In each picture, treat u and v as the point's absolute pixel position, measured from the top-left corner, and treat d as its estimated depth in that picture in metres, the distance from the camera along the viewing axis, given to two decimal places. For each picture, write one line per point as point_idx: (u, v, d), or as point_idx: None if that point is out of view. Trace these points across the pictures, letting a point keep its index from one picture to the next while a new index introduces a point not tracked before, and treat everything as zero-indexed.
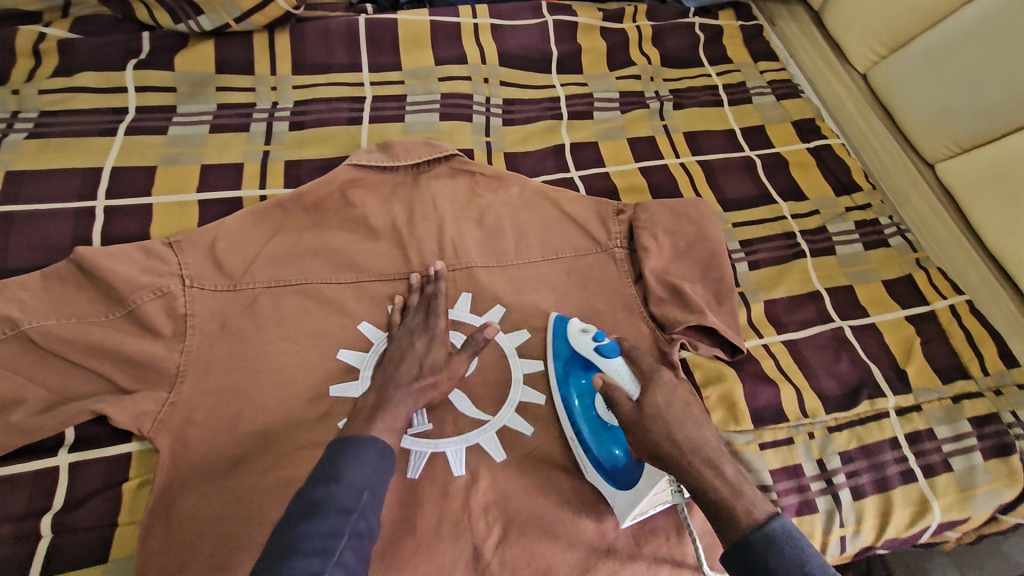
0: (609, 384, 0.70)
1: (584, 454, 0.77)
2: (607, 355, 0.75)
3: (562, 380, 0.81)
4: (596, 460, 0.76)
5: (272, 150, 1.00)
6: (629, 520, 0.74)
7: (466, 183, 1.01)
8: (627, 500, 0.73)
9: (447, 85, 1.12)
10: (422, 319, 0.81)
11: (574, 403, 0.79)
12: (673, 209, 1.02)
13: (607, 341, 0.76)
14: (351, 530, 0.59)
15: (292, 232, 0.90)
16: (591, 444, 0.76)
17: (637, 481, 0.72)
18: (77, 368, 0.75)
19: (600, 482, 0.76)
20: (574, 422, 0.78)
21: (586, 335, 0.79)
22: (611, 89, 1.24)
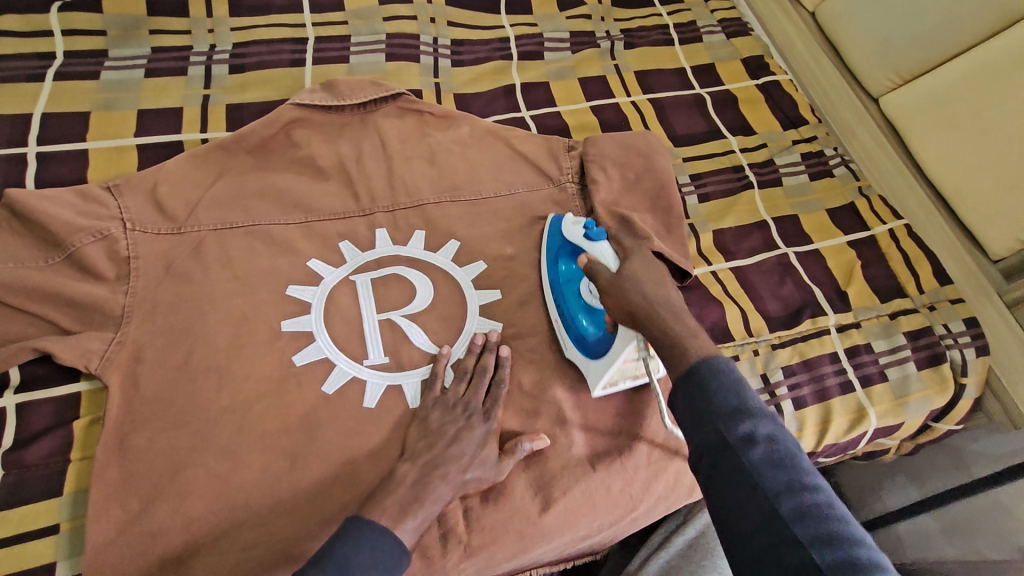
0: (593, 262, 0.73)
1: (563, 327, 0.83)
2: (593, 240, 0.77)
3: (555, 270, 0.86)
4: (571, 330, 0.82)
5: (212, 94, 0.97)
6: (600, 390, 0.79)
7: (415, 123, 1.00)
8: (597, 369, 0.78)
9: (393, 25, 1.10)
10: (467, 399, 0.75)
11: (564, 297, 0.84)
12: (623, 142, 1.04)
13: (595, 229, 0.78)
14: None
15: (237, 175, 0.89)
16: (569, 314, 0.82)
17: (606, 349, 0.77)
18: (17, 314, 0.74)
19: (577, 355, 0.82)
20: (562, 319, 0.83)
21: (577, 225, 0.82)
22: (561, 29, 1.23)
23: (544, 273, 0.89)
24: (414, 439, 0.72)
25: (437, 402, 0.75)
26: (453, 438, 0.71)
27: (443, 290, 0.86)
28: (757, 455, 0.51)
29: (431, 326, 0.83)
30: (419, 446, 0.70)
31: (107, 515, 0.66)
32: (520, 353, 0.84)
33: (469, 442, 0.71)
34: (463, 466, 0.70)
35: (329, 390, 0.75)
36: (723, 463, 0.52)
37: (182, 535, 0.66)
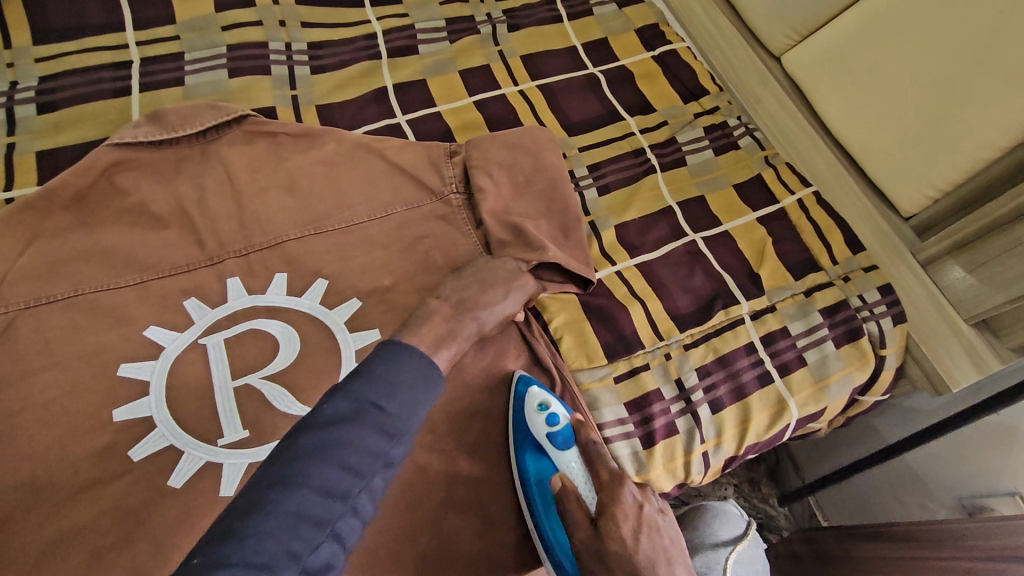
0: (565, 488, 0.64)
1: (545, 552, 0.69)
2: (558, 446, 0.71)
3: (521, 466, 0.73)
4: (556, 560, 0.68)
5: (18, 141, 0.83)
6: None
7: (266, 146, 0.88)
8: None
9: (235, 35, 0.96)
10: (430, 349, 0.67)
11: (534, 489, 0.71)
12: (508, 141, 0.94)
13: (561, 428, 0.72)
14: (386, 425, 0.54)
15: (52, 238, 0.76)
16: (552, 542, 0.68)
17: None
18: None
19: None
20: (533, 513, 0.70)
21: (541, 415, 0.72)
22: (434, 17, 1.11)
23: (508, 469, 0.74)
24: None
25: None
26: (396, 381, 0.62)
27: (313, 339, 0.76)
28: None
29: (299, 384, 0.73)
30: None
31: None
32: None
33: None
34: None
35: (178, 483, 0.65)
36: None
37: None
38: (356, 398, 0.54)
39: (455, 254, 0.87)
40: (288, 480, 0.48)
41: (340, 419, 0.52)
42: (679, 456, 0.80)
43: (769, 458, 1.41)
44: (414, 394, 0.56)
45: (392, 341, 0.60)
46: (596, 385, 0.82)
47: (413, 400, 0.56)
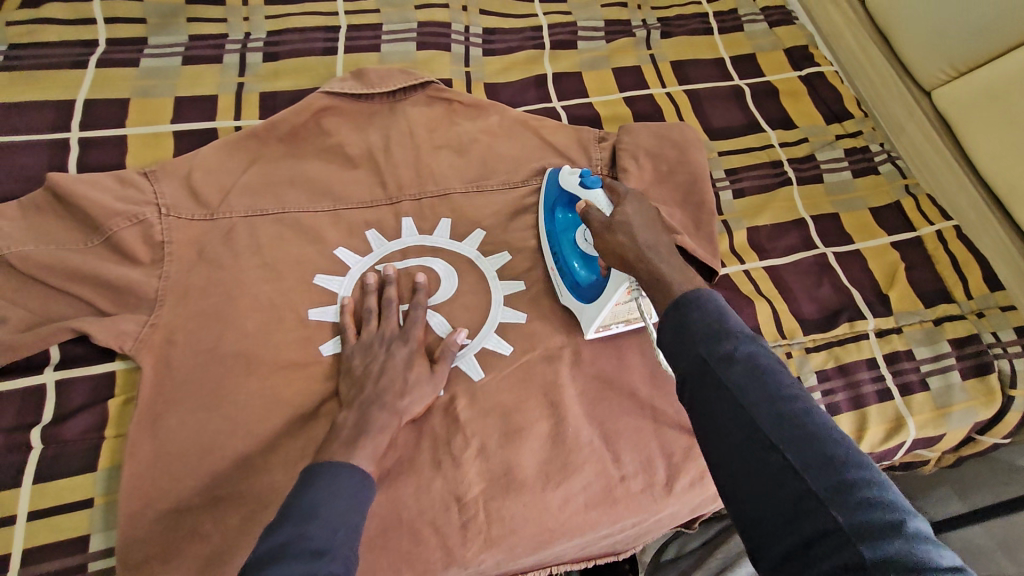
0: (588, 207, 0.71)
1: (560, 277, 0.83)
2: (587, 187, 0.76)
3: (553, 216, 0.86)
4: (566, 281, 0.82)
5: (246, 82, 0.98)
6: (593, 332, 0.80)
7: (443, 111, 0.99)
8: (589, 313, 0.78)
9: (425, 13, 1.09)
10: (397, 327, 0.76)
11: (559, 233, 0.84)
12: (657, 132, 1.00)
13: (590, 176, 0.77)
14: (318, 546, 0.53)
15: (268, 161, 0.91)
16: (565, 264, 0.82)
17: (597, 295, 0.77)
18: (58, 294, 0.76)
19: (572, 301, 0.82)
20: (556, 251, 0.84)
21: (573, 174, 0.81)
22: (595, 17, 1.20)
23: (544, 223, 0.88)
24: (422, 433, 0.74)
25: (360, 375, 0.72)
26: (381, 370, 0.72)
27: (468, 281, 0.86)
28: (771, 429, 0.46)
29: (454, 317, 0.82)
30: (352, 390, 0.71)
31: (140, 491, 0.66)
32: (545, 345, 0.82)
33: (397, 368, 0.72)
34: (400, 391, 0.71)
35: None
36: (709, 394, 0.49)
37: (220, 519, 0.67)
38: (280, 533, 0.53)
39: None
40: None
41: (271, 550, 0.52)
42: None
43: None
44: (354, 517, 0.57)
45: (318, 463, 0.61)
46: None
47: (350, 518, 0.57)
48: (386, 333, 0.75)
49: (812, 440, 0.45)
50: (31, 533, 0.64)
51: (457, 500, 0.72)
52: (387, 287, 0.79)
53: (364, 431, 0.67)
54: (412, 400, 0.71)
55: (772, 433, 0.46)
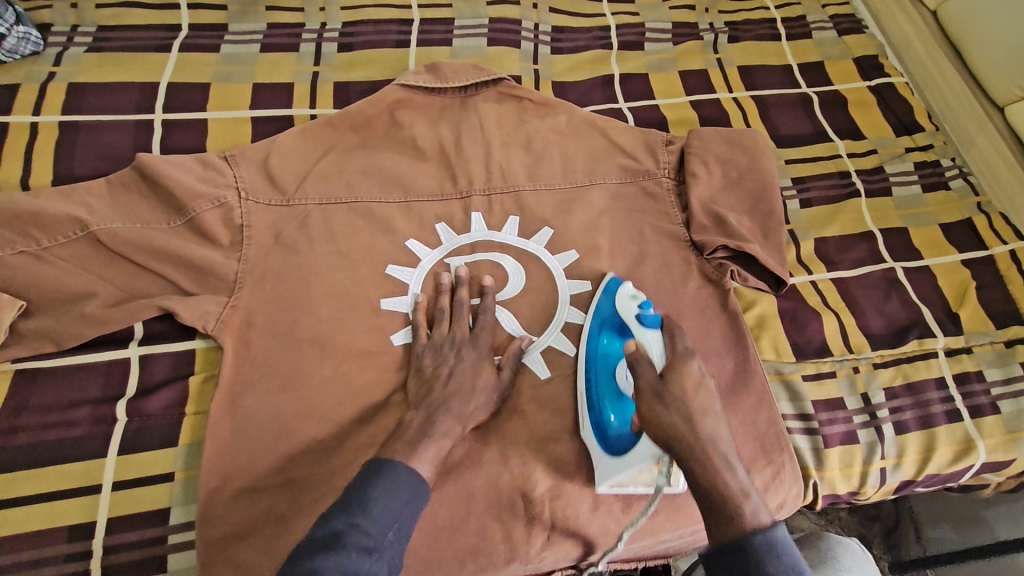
0: (640, 351, 0.66)
1: (586, 411, 0.74)
2: (645, 325, 0.73)
3: (594, 335, 0.79)
4: (595, 408, 0.74)
5: (321, 71, 1.00)
6: (606, 487, 0.71)
7: (513, 108, 0.99)
8: (610, 466, 0.70)
9: (496, 9, 1.09)
10: (465, 332, 0.77)
11: (597, 358, 0.77)
12: (728, 138, 0.99)
13: (650, 312, 0.74)
14: (366, 543, 0.55)
15: (342, 151, 0.92)
16: (595, 399, 0.74)
17: (628, 451, 0.69)
18: (141, 271, 0.77)
19: (593, 439, 0.73)
20: (589, 375, 0.76)
21: (633, 300, 0.77)
22: (663, 20, 1.19)
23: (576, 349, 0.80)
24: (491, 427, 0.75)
25: (428, 377, 0.73)
26: (449, 374, 0.72)
27: (536, 279, 0.86)
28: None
29: (522, 314, 0.83)
30: (420, 391, 0.72)
31: (220, 469, 0.68)
32: None
33: (465, 374, 0.73)
34: (467, 398, 0.72)
35: None
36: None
37: (295, 501, 0.68)
38: (334, 523, 0.56)
39: (661, 232, 0.93)
40: (310, 569, 0.51)
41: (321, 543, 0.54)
42: (856, 464, 0.81)
43: (888, 518, 1.04)
44: (404, 519, 0.58)
45: (379, 459, 0.62)
46: (790, 379, 0.86)
47: (400, 520, 0.58)
48: (456, 337, 0.76)
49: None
50: (115, 504, 0.65)
51: (524, 496, 0.72)
52: (458, 291, 0.80)
53: (438, 423, 0.68)
54: (481, 403, 0.72)
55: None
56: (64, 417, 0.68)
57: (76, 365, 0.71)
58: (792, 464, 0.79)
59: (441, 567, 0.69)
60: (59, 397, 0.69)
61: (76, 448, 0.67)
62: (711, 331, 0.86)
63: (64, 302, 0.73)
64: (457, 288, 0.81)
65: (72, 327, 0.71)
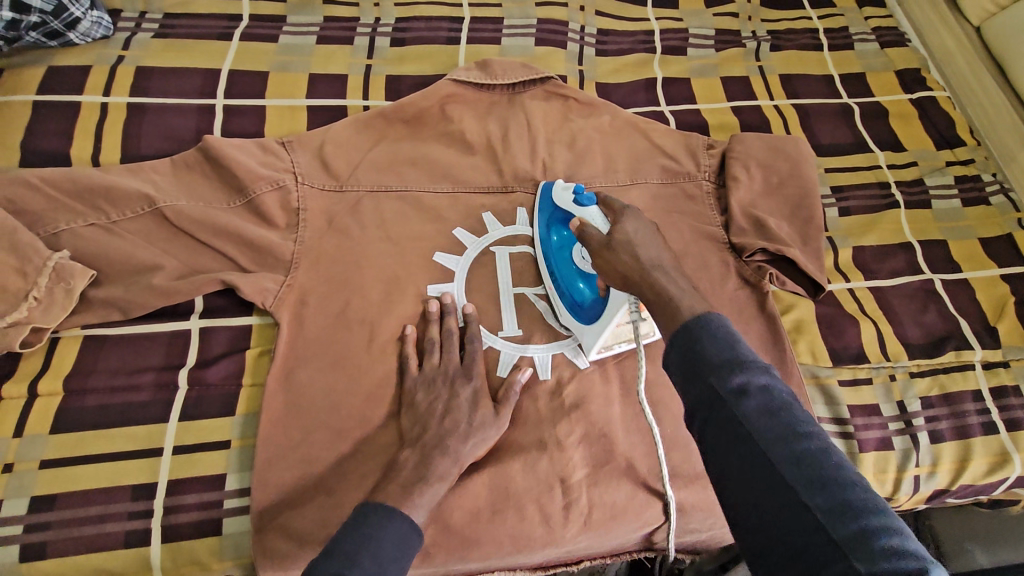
0: (604, 277, 0.73)
1: (558, 297, 0.81)
2: (582, 205, 0.76)
3: (548, 232, 0.85)
4: (565, 296, 0.80)
5: (374, 64, 1.03)
6: (594, 354, 0.77)
7: (559, 107, 1.02)
8: (591, 333, 0.76)
9: (544, 11, 1.12)
10: (456, 362, 0.75)
11: (553, 252, 0.83)
12: (770, 144, 1.00)
13: (584, 194, 0.77)
14: None
15: (393, 141, 0.95)
16: (562, 286, 0.81)
17: (599, 315, 0.75)
18: (203, 248, 0.80)
19: (571, 320, 0.80)
20: (552, 271, 0.82)
21: (567, 191, 0.80)
22: (707, 26, 1.20)
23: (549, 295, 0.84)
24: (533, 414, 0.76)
25: (422, 415, 0.71)
26: (445, 410, 0.71)
27: None
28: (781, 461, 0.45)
29: None
30: (415, 429, 0.70)
31: (274, 440, 0.71)
32: None
33: (461, 408, 0.71)
34: (464, 434, 0.70)
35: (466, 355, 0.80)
36: (720, 429, 0.48)
37: (344, 474, 0.70)
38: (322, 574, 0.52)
39: (701, 232, 0.94)
40: None
41: None
42: (891, 470, 0.82)
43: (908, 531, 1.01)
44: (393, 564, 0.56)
45: (362, 506, 0.59)
46: (826, 383, 0.87)
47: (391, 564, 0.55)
48: (447, 369, 0.74)
49: (823, 471, 0.44)
50: (176, 467, 0.68)
51: (562, 482, 0.74)
52: (447, 318, 0.78)
53: None
54: (476, 444, 0.70)
55: (785, 468, 0.45)
56: (131, 382, 0.72)
57: (143, 333, 0.75)
58: None
59: (481, 545, 0.72)
60: (124, 363, 0.73)
61: (139, 412, 0.70)
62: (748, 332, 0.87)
63: (131, 273, 0.77)
64: (445, 316, 0.79)
65: (140, 297, 0.74)
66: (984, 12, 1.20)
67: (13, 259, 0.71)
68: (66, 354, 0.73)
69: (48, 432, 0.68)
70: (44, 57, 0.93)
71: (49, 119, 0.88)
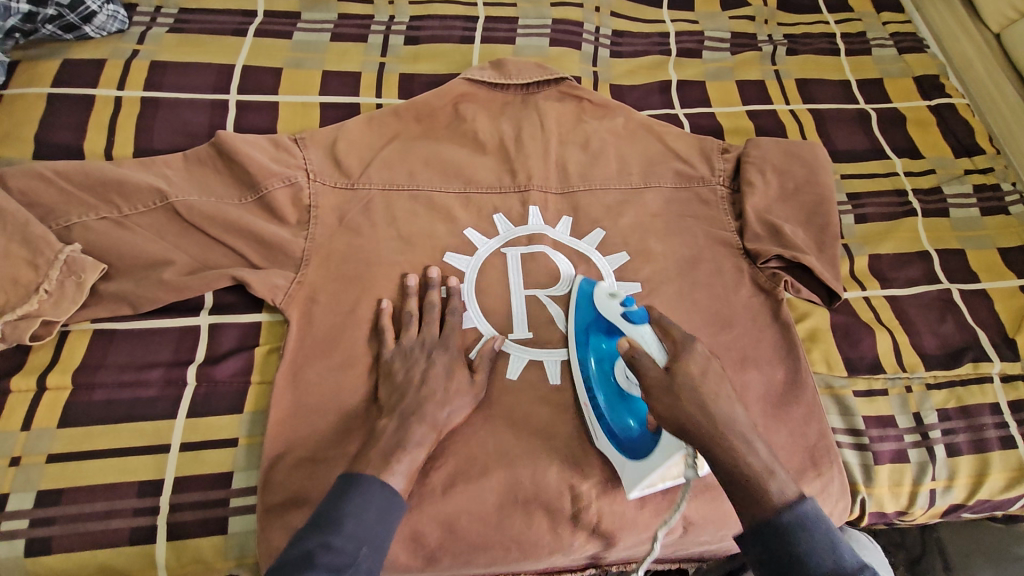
0: (635, 348, 0.65)
1: (595, 417, 0.73)
2: (631, 321, 0.69)
3: (583, 338, 0.77)
4: (607, 428, 0.72)
5: (388, 62, 1.02)
6: (637, 492, 0.69)
7: (573, 108, 1.01)
8: (637, 471, 0.68)
9: (559, 11, 1.11)
10: (435, 333, 0.76)
11: (592, 354, 0.76)
12: (787, 150, 0.99)
13: (635, 308, 0.71)
14: (335, 561, 0.54)
15: (405, 140, 0.94)
16: (604, 409, 0.73)
17: (650, 453, 0.67)
18: (213, 243, 0.80)
19: (611, 452, 0.72)
20: (590, 391, 0.74)
21: (613, 299, 0.74)
22: (723, 29, 1.19)
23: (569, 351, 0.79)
24: (543, 417, 0.75)
25: (399, 385, 0.71)
26: (422, 379, 0.71)
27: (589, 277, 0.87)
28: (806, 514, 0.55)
29: None
30: (392, 398, 0.70)
31: (281, 438, 0.70)
32: None
33: (438, 377, 0.72)
34: (441, 401, 0.70)
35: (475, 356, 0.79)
36: None
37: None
38: (305, 543, 0.55)
39: (715, 237, 0.93)
40: None
41: (292, 563, 0.54)
42: (906, 484, 0.81)
43: (914, 545, 0.99)
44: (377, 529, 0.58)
45: (347, 476, 0.61)
46: (840, 393, 0.86)
47: (375, 530, 0.58)
48: (425, 340, 0.75)
49: None
50: (183, 463, 0.68)
51: (571, 488, 0.73)
52: (429, 291, 0.80)
53: None
54: (453, 409, 0.71)
55: (821, 550, 0.54)
56: (139, 377, 0.71)
57: (152, 328, 0.75)
58: (840, 477, 0.79)
59: (488, 550, 0.70)
60: (132, 358, 0.72)
61: (147, 408, 0.70)
62: (761, 338, 0.86)
63: (141, 268, 0.76)
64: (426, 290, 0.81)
65: (150, 292, 0.74)
66: (1005, 20, 1.18)
67: (25, 252, 0.71)
68: (76, 347, 0.72)
69: (56, 426, 0.67)
70: (59, 50, 0.93)
71: (63, 112, 0.88)
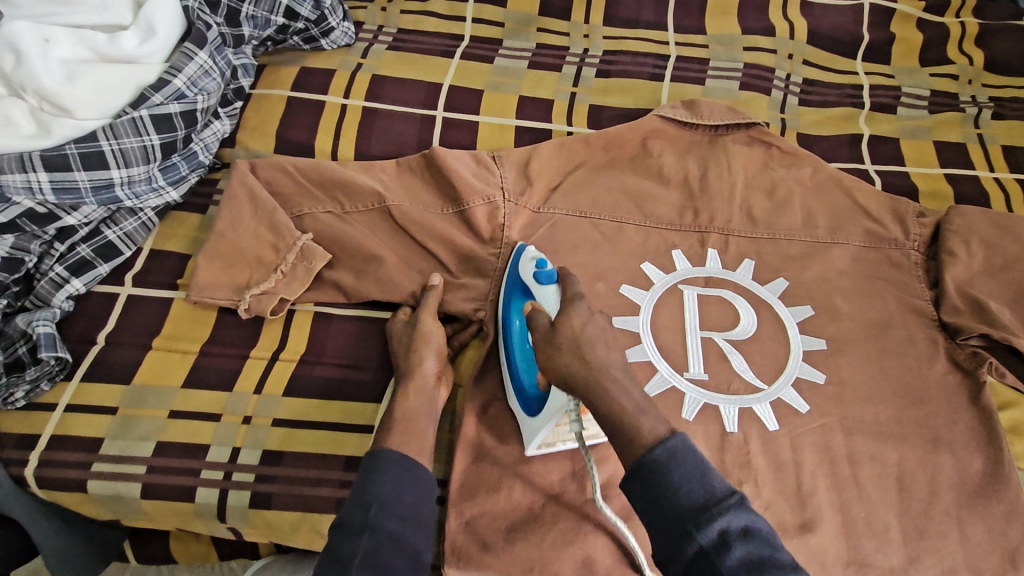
0: (536, 310, 0.71)
1: (510, 381, 0.75)
2: (540, 283, 0.74)
3: (506, 312, 0.78)
4: (517, 387, 0.75)
5: (578, 92, 1.06)
6: (534, 449, 0.72)
7: (761, 153, 1.00)
8: (534, 424, 0.71)
9: (752, 56, 1.12)
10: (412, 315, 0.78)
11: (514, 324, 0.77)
12: (995, 220, 0.92)
13: (546, 269, 0.75)
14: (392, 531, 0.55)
15: (590, 168, 0.97)
16: (518, 369, 0.75)
17: (546, 405, 0.70)
18: (419, 248, 0.86)
19: (517, 409, 0.75)
20: (506, 347, 0.77)
21: (530, 261, 0.77)
22: (922, 86, 1.14)
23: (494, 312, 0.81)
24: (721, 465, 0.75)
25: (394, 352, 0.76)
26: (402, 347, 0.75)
27: (769, 328, 0.85)
28: (734, 552, 0.49)
29: (756, 362, 0.83)
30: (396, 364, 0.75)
31: (468, 442, 0.75)
32: (843, 413, 0.80)
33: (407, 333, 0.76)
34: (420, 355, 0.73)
35: (651, 392, 0.79)
36: None
37: (530, 487, 0.73)
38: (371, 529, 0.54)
39: (907, 304, 0.88)
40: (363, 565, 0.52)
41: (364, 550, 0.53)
42: None
43: None
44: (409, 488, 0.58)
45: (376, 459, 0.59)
46: None
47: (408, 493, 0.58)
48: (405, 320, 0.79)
49: None
50: None
51: None
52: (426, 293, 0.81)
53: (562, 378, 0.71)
54: (433, 397, 0.72)
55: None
56: (352, 361, 0.79)
57: (364, 318, 0.82)
58: None
59: None
60: (347, 343, 0.80)
61: (356, 390, 0.76)
62: (954, 421, 0.80)
63: (359, 261, 0.83)
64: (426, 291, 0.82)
65: (366, 286, 0.81)
66: None
67: (271, 235, 0.82)
68: (302, 326, 0.80)
69: (281, 395, 0.75)
70: (298, 58, 1.05)
71: (298, 112, 0.99)
